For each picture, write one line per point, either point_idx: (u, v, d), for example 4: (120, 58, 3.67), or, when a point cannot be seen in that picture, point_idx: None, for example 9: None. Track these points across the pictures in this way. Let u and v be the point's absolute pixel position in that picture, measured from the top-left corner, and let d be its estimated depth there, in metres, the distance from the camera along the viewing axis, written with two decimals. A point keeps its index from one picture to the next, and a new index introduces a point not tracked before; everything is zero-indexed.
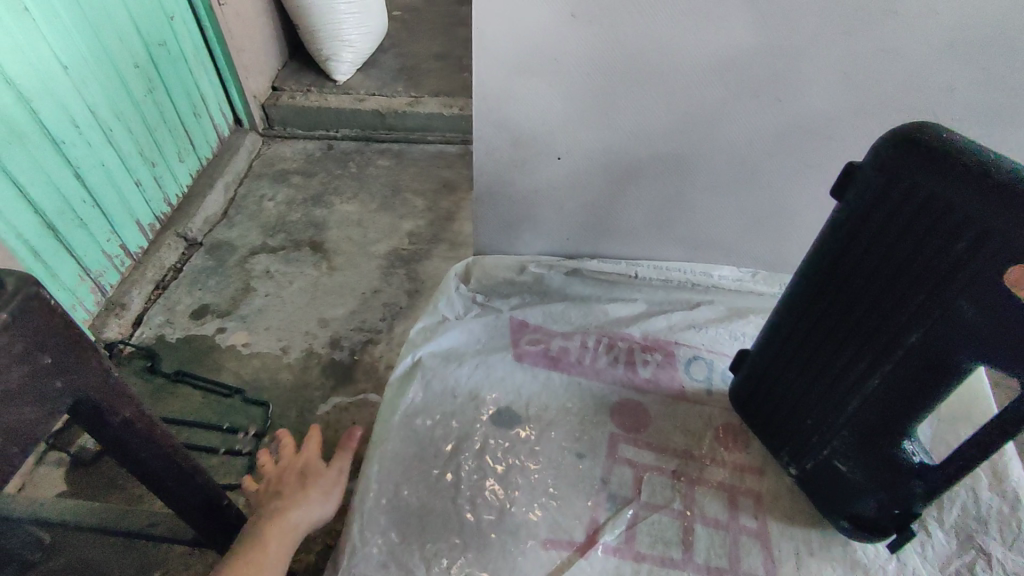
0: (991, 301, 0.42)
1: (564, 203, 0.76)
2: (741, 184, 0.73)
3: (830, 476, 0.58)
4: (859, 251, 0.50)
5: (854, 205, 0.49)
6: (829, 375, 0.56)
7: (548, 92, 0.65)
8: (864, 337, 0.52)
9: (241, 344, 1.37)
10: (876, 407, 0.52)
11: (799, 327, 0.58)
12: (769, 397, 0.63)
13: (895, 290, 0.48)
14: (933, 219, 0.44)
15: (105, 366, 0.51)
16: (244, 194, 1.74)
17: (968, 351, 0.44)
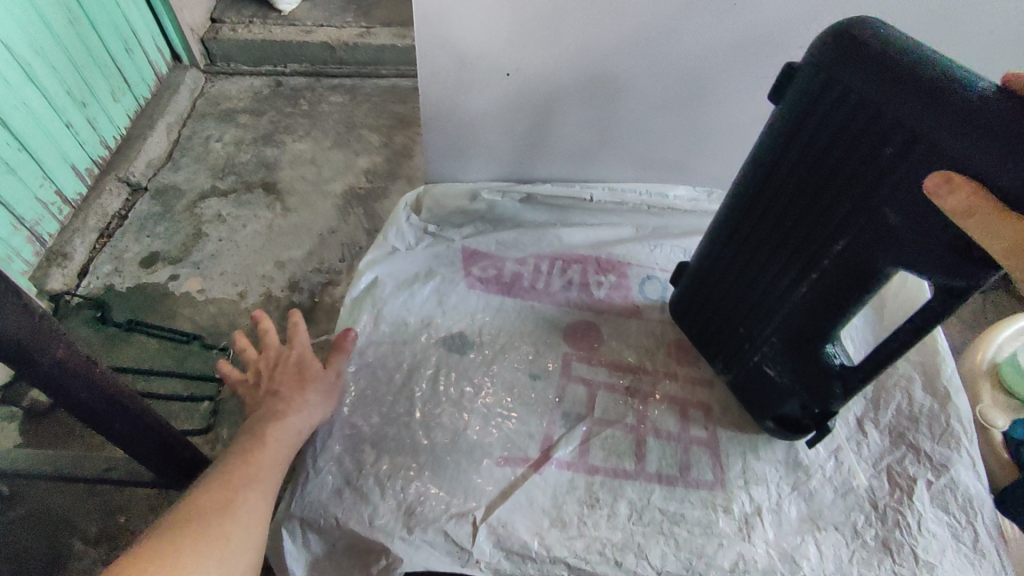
0: (914, 205, 0.42)
1: (515, 124, 0.73)
2: (691, 101, 0.71)
3: (759, 382, 0.60)
4: (792, 159, 0.48)
5: (791, 108, 0.47)
6: (760, 285, 0.56)
7: (492, 4, 0.60)
8: (793, 246, 0.51)
9: (195, 290, 1.32)
10: (804, 315, 0.53)
11: (734, 238, 0.57)
12: (706, 309, 0.64)
13: (823, 196, 0.47)
14: (865, 124, 0.42)
15: (26, 303, 0.49)
16: (189, 135, 1.65)
17: (891, 257, 0.45)
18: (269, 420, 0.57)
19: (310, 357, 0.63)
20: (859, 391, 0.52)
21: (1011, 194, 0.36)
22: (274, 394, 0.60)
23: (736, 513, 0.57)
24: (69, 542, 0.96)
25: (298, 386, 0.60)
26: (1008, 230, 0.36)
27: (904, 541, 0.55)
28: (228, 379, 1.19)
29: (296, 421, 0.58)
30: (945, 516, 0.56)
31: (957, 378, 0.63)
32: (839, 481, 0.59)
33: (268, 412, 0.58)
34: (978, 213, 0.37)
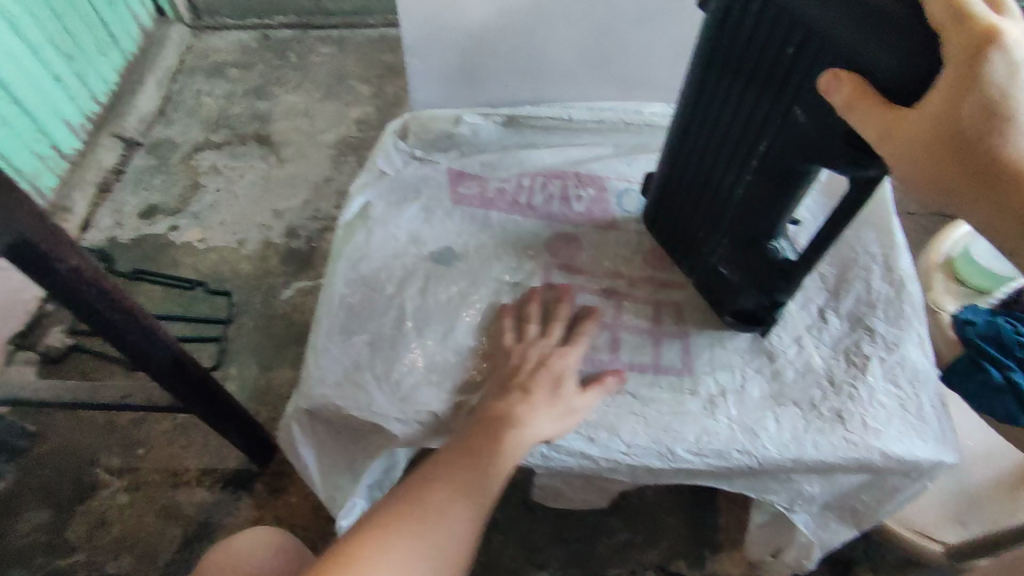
0: (816, 102, 0.46)
1: (495, 46, 0.76)
2: (662, 18, 0.74)
3: (716, 281, 0.65)
4: (721, 64, 0.52)
5: (717, 15, 0.51)
6: (709, 189, 0.60)
7: None
8: (728, 149, 0.56)
9: (196, 240, 1.36)
10: (748, 212, 0.57)
11: (682, 147, 0.62)
12: (669, 217, 0.68)
13: (748, 97, 0.51)
14: (773, 25, 0.46)
15: (39, 212, 0.53)
16: (180, 90, 1.66)
17: (807, 153, 0.49)
18: (509, 425, 0.56)
19: (571, 373, 0.61)
20: (798, 281, 0.57)
21: (892, 82, 0.39)
22: (526, 397, 0.58)
23: (702, 394, 0.63)
24: (92, 471, 1.02)
25: (551, 399, 0.58)
26: (880, 115, 0.39)
27: (855, 411, 0.60)
28: (233, 322, 1.24)
29: (527, 434, 0.57)
30: (893, 390, 0.61)
31: (912, 268, 0.68)
32: (801, 363, 0.64)
33: (508, 417, 0.57)
34: (859, 103, 0.40)
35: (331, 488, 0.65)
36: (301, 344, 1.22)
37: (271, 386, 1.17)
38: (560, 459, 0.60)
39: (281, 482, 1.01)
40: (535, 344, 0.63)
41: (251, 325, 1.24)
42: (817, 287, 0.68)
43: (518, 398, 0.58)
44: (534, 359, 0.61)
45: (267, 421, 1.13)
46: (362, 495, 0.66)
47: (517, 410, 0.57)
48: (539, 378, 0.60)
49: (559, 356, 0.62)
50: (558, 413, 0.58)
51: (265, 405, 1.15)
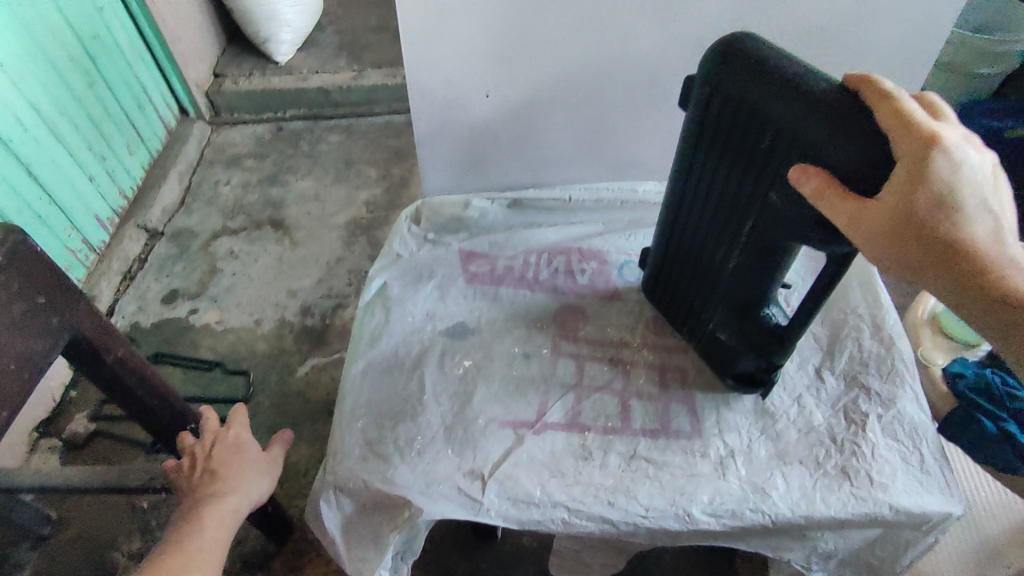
0: (788, 189, 0.51)
1: (500, 137, 0.84)
2: (650, 108, 0.82)
3: (715, 347, 0.69)
4: (703, 155, 0.59)
5: (695, 115, 0.57)
6: (702, 262, 0.65)
7: (472, 34, 0.72)
8: (717, 228, 0.62)
9: (215, 322, 1.42)
10: (740, 282, 0.62)
11: (675, 224, 0.67)
12: (667, 287, 0.73)
13: (730, 182, 0.57)
14: (745, 124, 0.53)
15: (93, 309, 0.58)
16: (200, 182, 1.77)
17: (787, 233, 0.55)
18: (211, 499, 0.64)
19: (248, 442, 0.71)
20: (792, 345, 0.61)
21: (853, 174, 0.45)
22: (215, 473, 0.67)
23: (712, 456, 0.65)
24: (112, 556, 1.03)
25: (238, 468, 0.68)
26: (849, 205, 0.44)
27: (860, 467, 0.63)
28: (250, 400, 1.27)
29: (234, 500, 0.65)
30: (894, 444, 0.64)
31: (900, 326, 0.72)
32: (803, 422, 0.67)
33: (206, 493, 0.65)
34: (827, 194, 0.45)
35: (354, 561, 0.65)
36: (317, 421, 1.25)
37: (287, 462, 1.19)
38: (580, 524, 0.62)
39: (299, 561, 1.02)
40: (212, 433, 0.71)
41: (267, 403, 1.27)
42: (812, 348, 0.72)
43: (209, 478, 0.67)
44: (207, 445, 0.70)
45: (283, 499, 1.14)
46: (386, 568, 0.66)
47: (217, 485, 0.66)
48: (218, 455, 0.69)
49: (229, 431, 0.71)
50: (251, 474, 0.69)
51: (281, 483, 1.17)
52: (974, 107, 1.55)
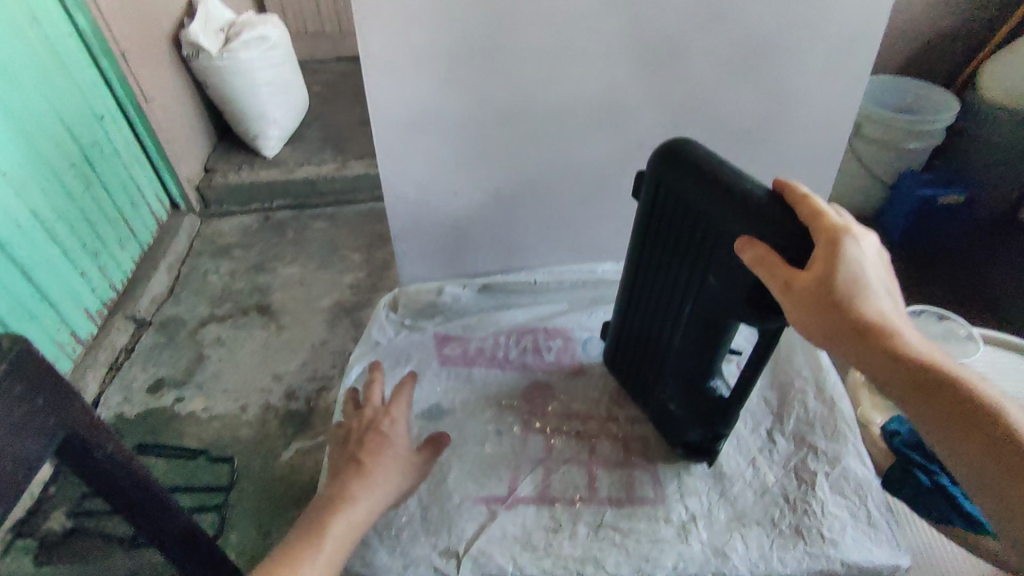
0: (723, 271, 0.59)
1: (469, 229, 0.92)
2: (604, 198, 0.91)
3: (667, 418, 0.74)
4: (653, 237, 0.67)
5: (646, 202, 0.66)
6: (656, 335, 0.72)
7: (438, 144, 0.82)
8: (666, 304, 0.69)
9: (200, 409, 1.44)
10: (687, 356, 0.68)
11: (631, 300, 0.74)
12: (626, 359, 0.79)
13: (676, 265, 0.65)
14: (685, 213, 0.61)
15: (87, 408, 0.63)
16: (189, 271, 1.83)
17: (723, 311, 0.62)
18: (345, 498, 0.61)
19: (400, 434, 0.69)
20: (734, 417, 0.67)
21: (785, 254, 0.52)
22: (357, 461, 0.65)
23: (674, 521, 0.69)
24: None
25: (385, 462, 0.65)
26: (785, 269, 0.51)
27: (812, 525, 0.67)
28: (234, 487, 1.28)
29: (369, 505, 0.62)
30: (842, 501, 0.68)
31: (840, 387, 0.78)
32: (757, 484, 0.71)
33: (347, 487, 0.62)
34: (767, 259, 0.52)
35: None
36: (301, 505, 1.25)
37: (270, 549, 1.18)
38: None
39: None
40: (363, 416, 0.71)
41: (252, 489, 1.28)
42: (762, 412, 0.77)
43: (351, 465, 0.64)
44: (363, 427, 0.69)
45: None
46: None
47: (353, 480, 0.63)
48: (368, 442, 0.67)
49: (385, 417, 0.70)
50: (394, 471, 0.65)
51: None
52: (908, 179, 1.70)
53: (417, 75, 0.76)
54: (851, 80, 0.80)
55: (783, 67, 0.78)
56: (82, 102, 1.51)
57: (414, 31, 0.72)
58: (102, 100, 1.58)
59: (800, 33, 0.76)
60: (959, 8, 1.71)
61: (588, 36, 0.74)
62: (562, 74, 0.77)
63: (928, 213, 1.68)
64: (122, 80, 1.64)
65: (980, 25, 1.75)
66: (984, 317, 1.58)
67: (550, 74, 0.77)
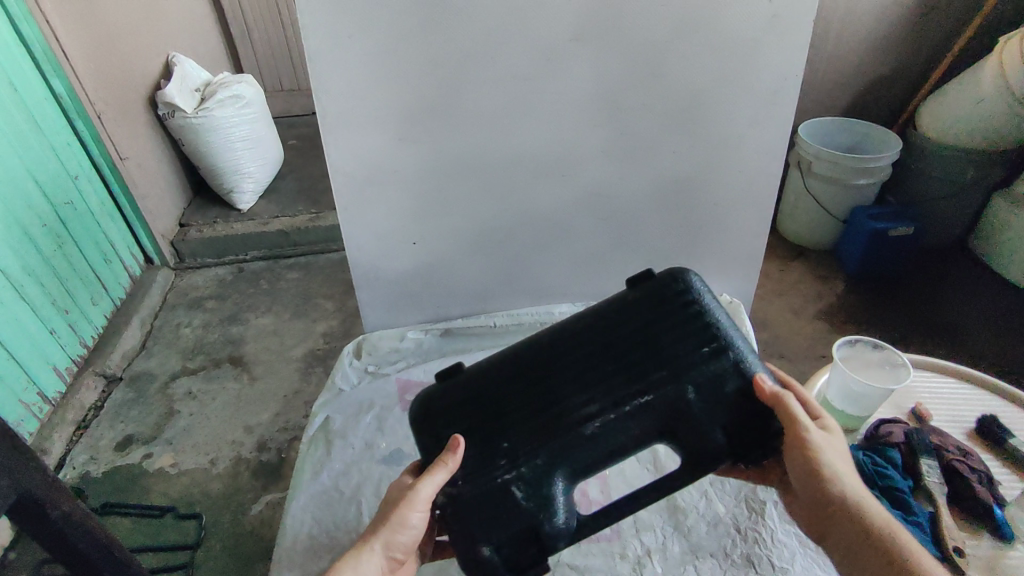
0: (708, 392, 0.53)
1: (430, 276, 0.95)
2: (559, 243, 0.95)
3: (496, 503, 0.54)
4: (621, 332, 0.56)
5: (641, 299, 0.57)
6: (546, 407, 0.54)
7: (396, 196, 0.86)
8: (586, 384, 0.54)
9: (169, 465, 1.42)
10: (569, 449, 0.54)
11: (518, 358, 0.57)
12: (468, 413, 0.56)
13: (634, 374, 0.54)
14: (696, 328, 0.55)
15: (42, 467, 0.63)
16: (161, 325, 1.83)
17: (676, 428, 0.54)
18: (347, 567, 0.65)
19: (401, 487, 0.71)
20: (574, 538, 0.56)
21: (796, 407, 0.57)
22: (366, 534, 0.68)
23: (630, 557, 0.70)
24: None
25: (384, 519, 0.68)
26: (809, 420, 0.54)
27: (763, 554, 0.69)
28: (201, 545, 1.25)
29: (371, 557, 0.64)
30: (791, 528, 0.70)
31: None
32: (710, 516, 0.73)
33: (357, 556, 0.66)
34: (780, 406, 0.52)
35: None
36: (269, 559, 1.23)
37: None
38: None
39: None
40: None
41: (219, 546, 1.25)
42: None
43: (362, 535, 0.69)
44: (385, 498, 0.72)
45: None
46: None
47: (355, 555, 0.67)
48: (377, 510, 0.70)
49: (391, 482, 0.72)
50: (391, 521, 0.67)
51: None
52: (858, 215, 1.77)
53: (374, 132, 0.80)
54: (778, 127, 0.87)
55: (716, 117, 0.85)
56: (57, 162, 1.54)
57: (369, 94, 0.77)
58: (76, 159, 1.61)
59: (728, 87, 0.82)
60: (895, 55, 1.84)
61: (533, 96, 0.80)
62: (511, 130, 0.82)
63: (879, 244, 1.75)
64: (97, 141, 1.68)
65: (916, 70, 1.87)
66: (941, 341, 1.61)
67: (500, 129, 0.82)
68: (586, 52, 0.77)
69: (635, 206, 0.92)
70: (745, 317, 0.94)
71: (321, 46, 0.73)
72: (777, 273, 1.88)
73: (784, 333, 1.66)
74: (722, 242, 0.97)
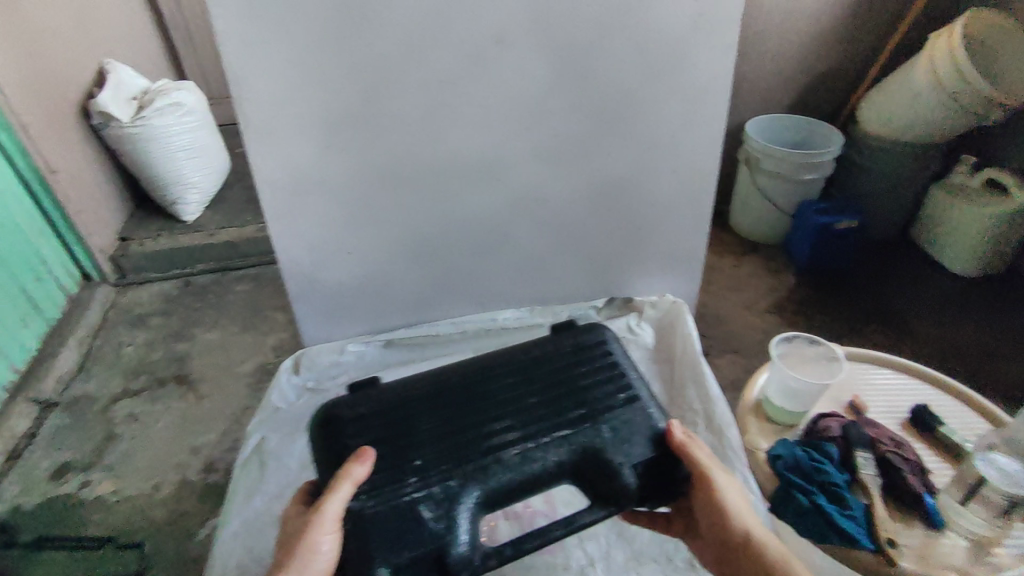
0: (624, 429, 0.60)
1: (368, 287, 0.93)
2: (499, 248, 0.93)
3: (401, 519, 0.54)
4: (545, 376, 0.66)
5: (567, 351, 0.69)
6: (458, 434, 0.60)
7: (326, 205, 0.83)
8: (497, 414, 0.62)
9: (108, 492, 1.35)
10: (478, 476, 0.57)
11: (437, 392, 0.65)
12: (386, 429, 0.62)
13: (553, 408, 0.62)
14: (612, 374, 0.66)
15: None
16: (101, 344, 1.75)
17: (591, 459, 0.59)
18: None
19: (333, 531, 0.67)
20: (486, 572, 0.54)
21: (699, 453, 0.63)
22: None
23: (573, 568, 0.69)
24: None
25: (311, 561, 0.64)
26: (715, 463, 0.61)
27: None
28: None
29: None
30: None
31: (729, 415, 0.82)
32: None
33: None
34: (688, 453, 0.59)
35: None
36: None
37: None
38: None
39: None
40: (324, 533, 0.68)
41: None
42: None
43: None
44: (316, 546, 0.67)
45: None
46: None
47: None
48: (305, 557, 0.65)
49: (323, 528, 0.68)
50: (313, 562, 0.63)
51: None
52: (806, 209, 1.81)
53: (298, 139, 0.77)
54: (710, 125, 0.87)
55: (649, 117, 0.84)
56: None
57: (293, 99, 0.74)
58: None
59: (659, 87, 0.82)
60: (835, 52, 1.88)
61: (462, 99, 0.78)
62: (442, 135, 0.80)
63: (827, 237, 1.78)
64: (23, 153, 1.59)
65: (856, 66, 1.92)
66: (887, 330, 1.65)
67: (429, 134, 0.80)
68: (513, 53, 0.76)
69: (573, 209, 0.91)
70: (687, 318, 0.94)
71: (237, 50, 0.69)
72: (730, 269, 1.90)
73: (738, 329, 1.68)
74: (663, 243, 0.98)
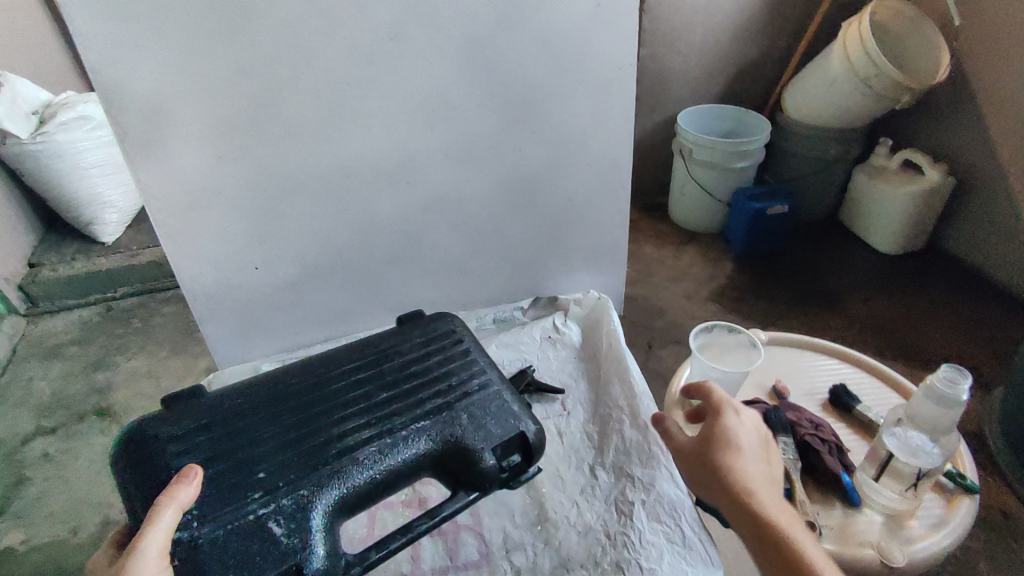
0: (479, 413, 0.63)
1: (280, 302, 0.88)
2: (417, 253, 0.90)
3: (245, 541, 0.52)
4: (394, 371, 0.68)
5: (417, 344, 0.72)
6: (305, 437, 0.61)
7: (223, 218, 0.78)
8: (344, 413, 0.63)
9: (18, 542, 1.25)
10: (332, 476, 0.57)
11: (276, 399, 0.65)
12: (223, 442, 0.60)
13: (409, 401, 0.64)
14: (463, 362, 0.69)
15: None
16: (10, 381, 1.63)
17: (450, 445, 0.61)
18: None
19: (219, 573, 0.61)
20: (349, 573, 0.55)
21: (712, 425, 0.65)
22: None
23: None
24: None
25: None
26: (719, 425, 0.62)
27: (631, 558, 0.66)
28: None
29: None
30: (658, 526, 0.68)
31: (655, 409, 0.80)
32: (581, 525, 0.70)
33: None
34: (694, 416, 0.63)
35: None
36: None
37: None
38: None
39: None
40: None
41: None
42: (586, 449, 0.78)
43: None
44: None
45: None
46: None
47: None
48: None
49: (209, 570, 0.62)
50: None
51: None
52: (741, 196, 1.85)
53: (184, 150, 0.72)
54: (621, 116, 0.86)
55: (557, 110, 0.82)
56: None
57: (172, 109, 0.69)
58: None
59: (565, 80, 0.80)
60: (757, 42, 1.92)
61: (359, 100, 0.74)
62: (342, 138, 0.76)
63: (760, 223, 1.82)
64: None
65: (777, 56, 1.96)
66: (819, 310, 1.69)
67: (328, 137, 0.76)
68: (410, 50, 0.72)
69: (489, 207, 0.88)
70: (611, 312, 0.92)
71: (101, 57, 0.64)
72: (670, 260, 1.91)
73: (678, 319, 1.69)
74: (584, 237, 0.96)
